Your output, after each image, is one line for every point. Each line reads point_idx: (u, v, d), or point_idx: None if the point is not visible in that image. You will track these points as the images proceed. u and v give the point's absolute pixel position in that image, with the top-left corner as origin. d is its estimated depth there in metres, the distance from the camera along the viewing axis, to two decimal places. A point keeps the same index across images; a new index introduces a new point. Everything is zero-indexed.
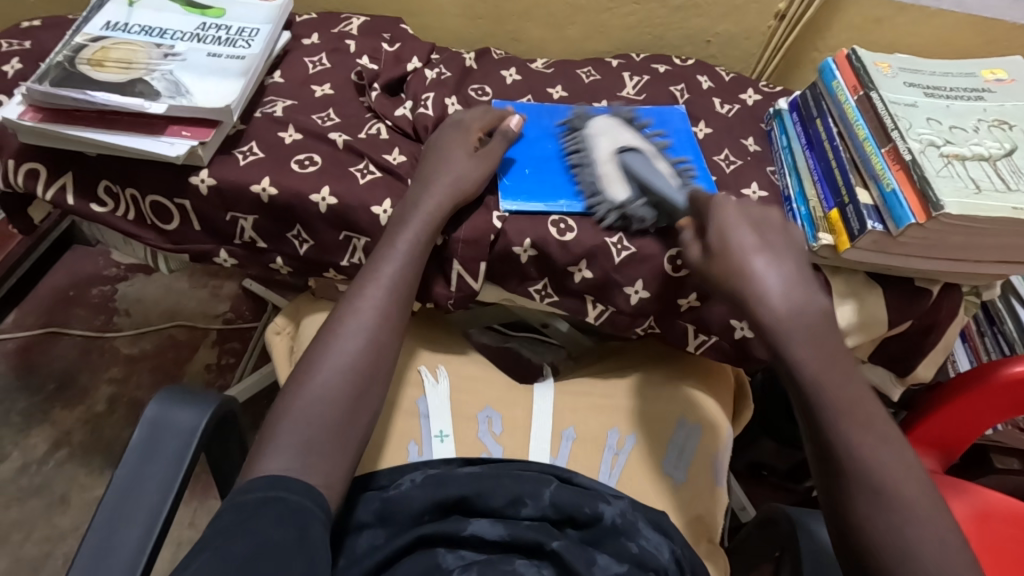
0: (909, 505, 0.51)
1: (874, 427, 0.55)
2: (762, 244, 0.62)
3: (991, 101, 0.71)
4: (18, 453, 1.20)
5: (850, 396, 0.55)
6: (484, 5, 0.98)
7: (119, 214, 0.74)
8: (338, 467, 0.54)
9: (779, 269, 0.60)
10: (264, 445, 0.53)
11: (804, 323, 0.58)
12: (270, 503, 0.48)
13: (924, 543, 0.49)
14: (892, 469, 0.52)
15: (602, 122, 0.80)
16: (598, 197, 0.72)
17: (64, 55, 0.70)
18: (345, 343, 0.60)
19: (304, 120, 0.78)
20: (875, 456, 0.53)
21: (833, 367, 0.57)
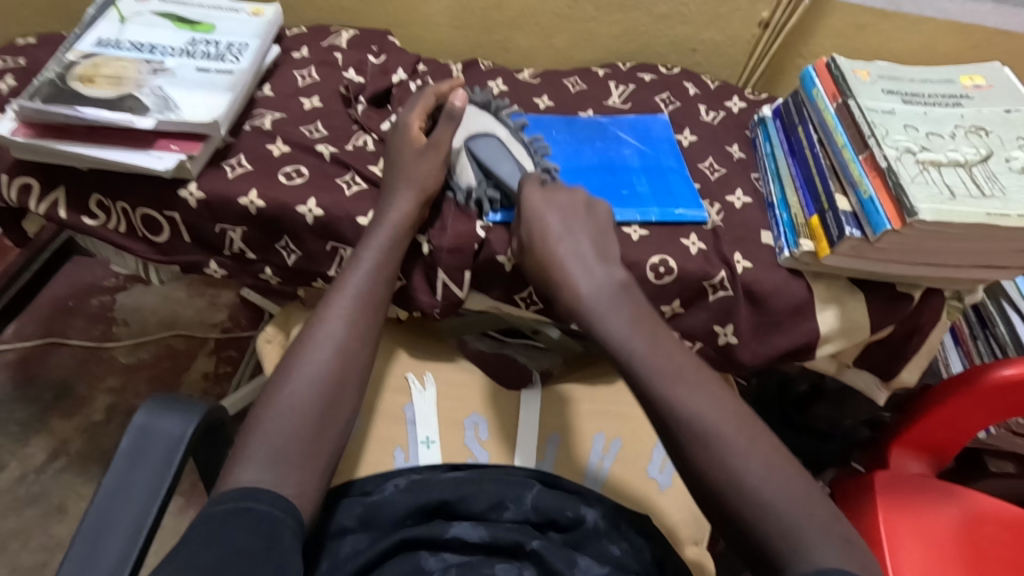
0: (731, 433, 0.54)
1: (686, 376, 0.58)
2: (563, 226, 0.67)
3: (970, 107, 0.72)
4: (16, 463, 1.21)
5: (666, 357, 0.59)
6: (472, 16, 0.99)
7: (111, 226, 0.75)
8: (313, 477, 0.55)
9: (574, 248, 0.66)
10: (241, 455, 0.54)
11: (607, 300, 0.63)
12: (239, 515, 0.48)
13: (753, 472, 0.52)
14: (715, 419, 0.55)
15: (469, 107, 0.78)
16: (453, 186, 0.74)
17: (55, 71, 0.71)
18: (322, 354, 0.61)
19: (292, 133, 0.79)
20: (695, 395, 0.56)
21: (646, 338, 0.60)
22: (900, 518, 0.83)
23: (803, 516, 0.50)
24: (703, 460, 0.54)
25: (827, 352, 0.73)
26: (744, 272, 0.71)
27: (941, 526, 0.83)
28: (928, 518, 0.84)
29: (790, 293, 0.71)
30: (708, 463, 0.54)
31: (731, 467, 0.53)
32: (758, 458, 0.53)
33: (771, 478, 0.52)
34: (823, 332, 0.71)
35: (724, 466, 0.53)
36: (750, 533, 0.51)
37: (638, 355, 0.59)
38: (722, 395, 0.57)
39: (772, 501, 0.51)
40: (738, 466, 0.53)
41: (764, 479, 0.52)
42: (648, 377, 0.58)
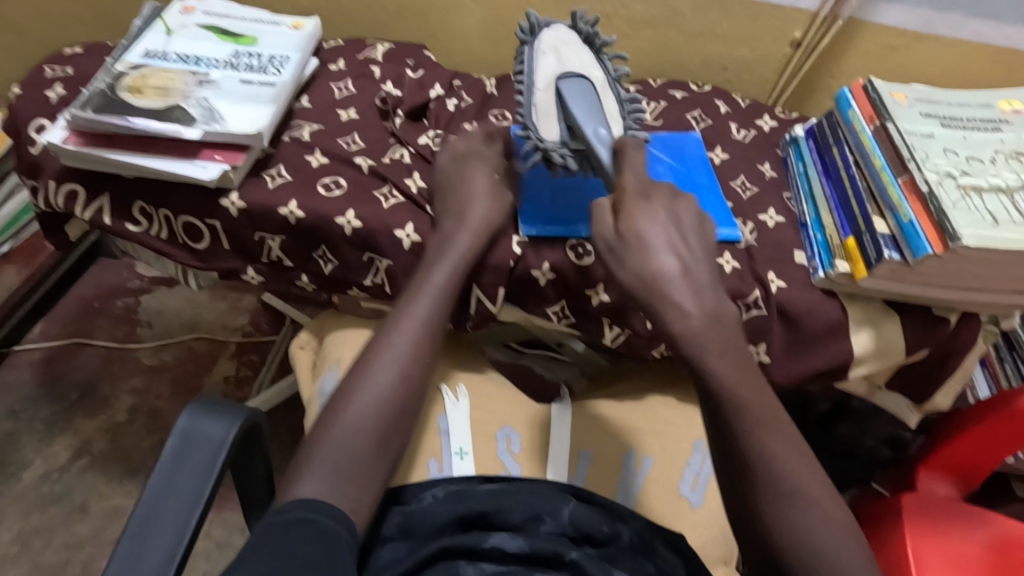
0: (817, 505, 0.53)
1: (779, 424, 0.56)
2: (671, 245, 0.62)
3: (1009, 131, 0.72)
4: (40, 461, 1.23)
5: (764, 401, 0.57)
6: (505, 31, 1.00)
7: (152, 232, 0.76)
8: (367, 492, 0.56)
9: (685, 271, 0.61)
10: (302, 470, 0.55)
11: (714, 338, 0.58)
12: (301, 523, 0.49)
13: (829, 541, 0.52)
14: (799, 478, 0.54)
15: (564, 42, 0.73)
16: (530, 131, 0.68)
17: (105, 82, 0.73)
18: (370, 369, 0.61)
19: (330, 144, 0.80)
20: (788, 447, 0.55)
21: (749, 380, 0.58)
22: (929, 542, 0.82)
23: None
24: (781, 517, 0.53)
25: (860, 374, 0.73)
26: (778, 291, 0.71)
27: (969, 550, 0.82)
28: (956, 542, 0.83)
29: (824, 313, 0.71)
30: (785, 521, 0.52)
31: (810, 537, 0.52)
32: (833, 524, 0.53)
33: (843, 545, 0.52)
34: (856, 353, 0.71)
35: (801, 527, 0.52)
36: None
37: (743, 398, 0.56)
38: (803, 450, 0.56)
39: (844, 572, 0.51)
40: (818, 533, 0.52)
41: (837, 546, 0.52)
42: (749, 413, 0.56)
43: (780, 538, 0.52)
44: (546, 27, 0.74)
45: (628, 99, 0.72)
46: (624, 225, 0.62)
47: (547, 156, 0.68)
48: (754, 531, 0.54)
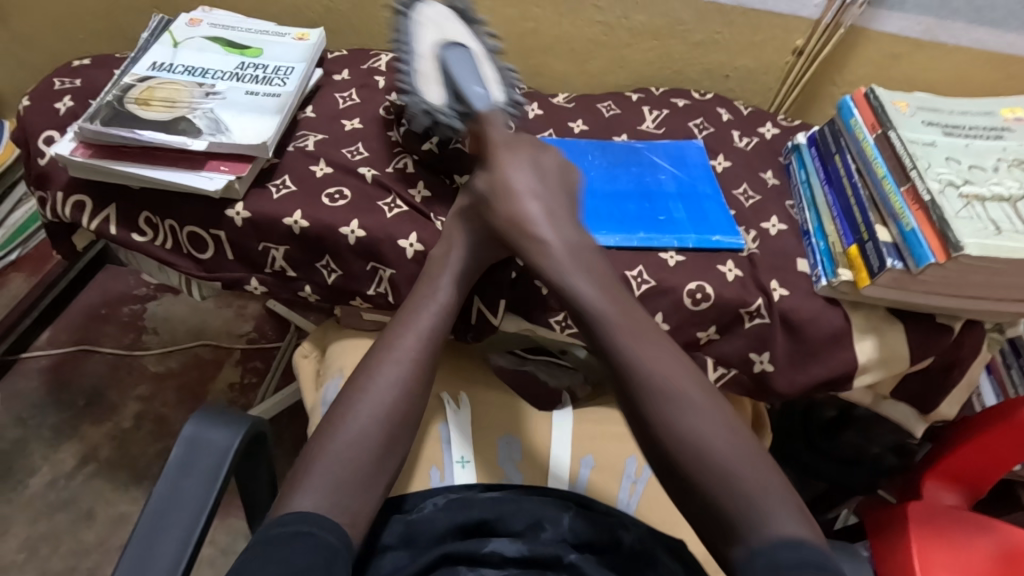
0: (702, 409, 0.58)
1: (658, 344, 0.62)
2: (536, 189, 0.69)
3: (1011, 140, 0.72)
4: (47, 468, 1.24)
5: (642, 324, 0.62)
6: (508, 40, 1.01)
7: (158, 242, 0.77)
8: (365, 505, 0.56)
9: (549, 212, 0.68)
10: (302, 482, 0.55)
11: (581, 263, 0.65)
12: (295, 537, 0.50)
13: (713, 436, 0.56)
14: (669, 376, 0.59)
15: (448, 20, 0.80)
16: (412, 94, 0.74)
17: (113, 94, 0.74)
18: (377, 380, 0.62)
19: (334, 155, 0.81)
20: (671, 364, 0.60)
21: (618, 298, 0.64)
22: (935, 552, 0.82)
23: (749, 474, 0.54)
24: (661, 414, 0.58)
25: (865, 382, 0.72)
26: (780, 300, 0.71)
27: (976, 561, 0.81)
28: (964, 553, 0.82)
29: (827, 321, 0.71)
30: (656, 418, 0.58)
31: (699, 444, 0.56)
32: (713, 419, 0.57)
33: (725, 437, 0.57)
34: (861, 362, 0.71)
35: (677, 422, 0.57)
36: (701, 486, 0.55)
37: (618, 327, 0.62)
38: (680, 355, 0.62)
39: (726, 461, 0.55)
40: (696, 427, 0.57)
41: (717, 437, 0.56)
42: (625, 340, 0.61)
43: (676, 450, 0.56)
44: (421, 2, 0.80)
45: (503, 70, 0.79)
46: (486, 178, 0.70)
47: (433, 117, 0.73)
48: (655, 450, 0.58)
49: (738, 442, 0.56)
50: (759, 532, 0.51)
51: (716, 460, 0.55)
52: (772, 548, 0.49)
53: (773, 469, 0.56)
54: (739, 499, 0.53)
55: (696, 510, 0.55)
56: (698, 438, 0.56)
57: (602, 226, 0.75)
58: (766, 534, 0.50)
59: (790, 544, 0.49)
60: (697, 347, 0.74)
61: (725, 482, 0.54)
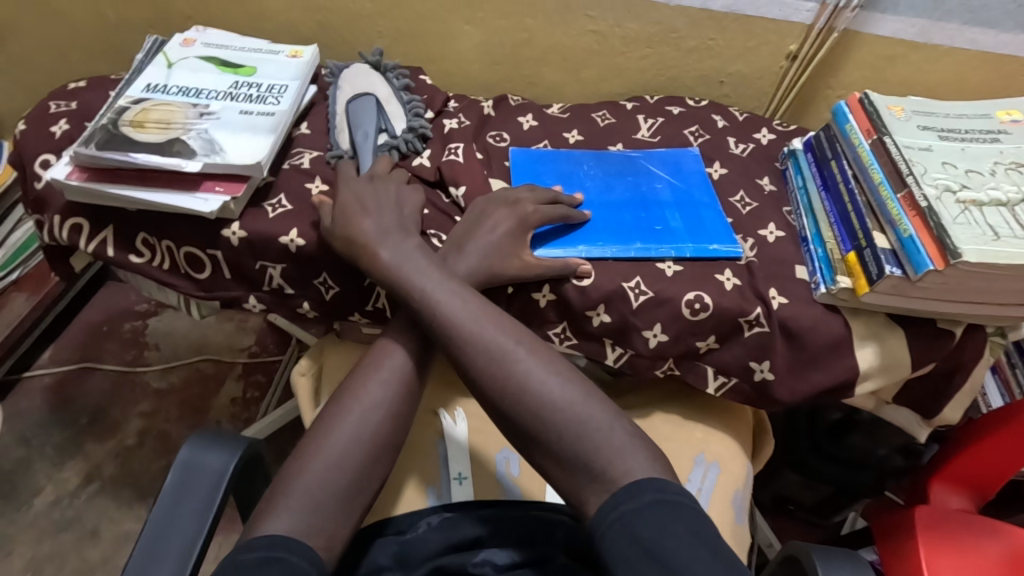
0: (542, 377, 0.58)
1: (481, 311, 0.64)
2: (369, 200, 0.72)
3: (1008, 142, 0.71)
4: (52, 486, 1.24)
5: (474, 308, 0.63)
6: (502, 51, 1.01)
7: (155, 263, 0.77)
8: (345, 528, 0.55)
9: (378, 214, 0.70)
10: (277, 503, 0.54)
11: (408, 251, 0.68)
12: (269, 562, 0.48)
13: (548, 390, 0.57)
14: (497, 344, 0.61)
15: (367, 74, 0.89)
16: (331, 146, 0.83)
17: (107, 117, 0.74)
18: (375, 399, 0.62)
19: (330, 172, 0.81)
20: (505, 343, 0.61)
21: (442, 278, 0.66)
22: (941, 556, 0.81)
23: (587, 420, 0.55)
24: (496, 384, 0.59)
25: (866, 390, 0.72)
26: (779, 308, 0.71)
27: (987, 566, 0.80)
28: (973, 560, 0.81)
29: (828, 329, 0.70)
30: (493, 391, 0.59)
31: (542, 417, 0.56)
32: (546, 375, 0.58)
33: (561, 390, 0.57)
34: (861, 369, 0.71)
35: (510, 390, 0.58)
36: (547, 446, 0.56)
37: (454, 315, 0.63)
38: (505, 322, 0.63)
39: (563, 413, 0.56)
40: (531, 389, 0.58)
41: (553, 392, 0.57)
42: (459, 328, 0.62)
43: (523, 428, 0.57)
44: (347, 67, 0.90)
45: (409, 102, 0.87)
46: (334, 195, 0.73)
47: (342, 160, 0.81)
48: (503, 422, 0.60)
49: (581, 398, 0.57)
50: (608, 479, 0.52)
51: (549, 413, 0.56)
52: (617, 491, 0.50)
53: (611, 414, 0.57)
54: (581, 452, 0.54)
55: (553, 473, 0.56)
56: (535, 399, 0.57)
57: (598, 236, 0.75)
58: (616, 479, 0.51)
59: (635, 484, 0.50)
60: (696, 356, 0.73)
61: (572, 443, 0.55)
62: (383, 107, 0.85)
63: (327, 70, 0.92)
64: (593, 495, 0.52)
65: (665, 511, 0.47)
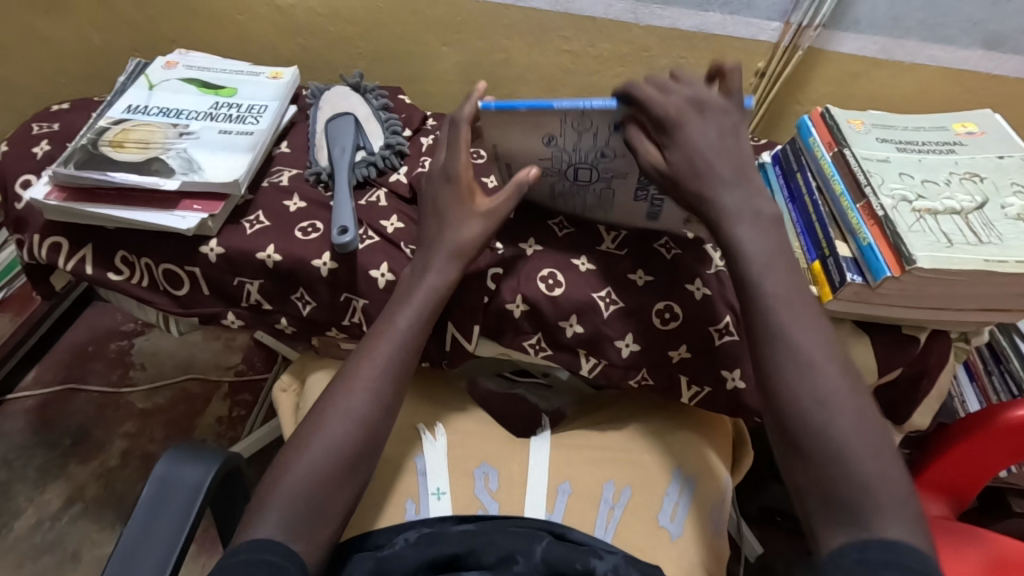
0: (837, 389, 0.54)
1: (802, 308, 0.58)
2: (721, 150, 0.62)
3: (963, 153, 0.74)
4: (33, 509, 1.22)
5: (790, 286, 0.58)
6: (480, 71, 1.04)
7: (134, 281, 0.78)
8: (322, 538, 0.57)
9: (727, 172, 0.61)
10: (260, 510, 0.57)
11: (752, 216, 0.60)
12: (257, 563, 0.51)
13: (845, 420, 0.53)
14: (811, 346, 0.56)
15: (344, 90, 0.91)
16: (309, 163, 0.84)
17: (88, 138, 0.76)
18: (341, 424, 0.62)
19: (308, 189, 0.82)
20: (818, 349, 0.56)
21: (772, 252, 0.59)
22: None
23: (874, 465, 0.52)
24: (799, 384, 0.55)
25: None
26: None
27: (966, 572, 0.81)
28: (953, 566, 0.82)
29: None
30: (791, 388, 0.55)
31: (827, 432, 0.53)
32: (851, 402, 0.54)
33: (858, 420, 0.53)
34: None
35: (803, 394, 0.54)
36: (824, 470, 0.52)
37: (762, 283, 0.58)
38: (814, 322, 0.57)
39: (852, 449, 0.52)
40: (831, 410, 0.54)
41: (851, 422, 0.53)
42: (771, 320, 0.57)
43: (799, 420, 0.54)
44: (326, 89, 0.92)
45: (387, 120, 0.89)
46: (700, 123, 0.63)
47: (321, 177, 0.82)
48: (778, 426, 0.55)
49: (870, 433, 0.53)
50: (872, 529, 0.49)
51: (842, 438, 0.52)
52: (868, 545, 0.49)
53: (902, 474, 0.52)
54: (851, 480, 0.51)
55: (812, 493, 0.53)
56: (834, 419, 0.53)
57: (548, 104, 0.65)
58: (878, 527, 0.49)
59: (910, 547, 0.48)
60: (669, 366, 0.74)
61: (842, 461, 0.52)
62: (365, 124, 0.88)
63: (307, 92, 0.94)
64: (837, 527, 0.51)
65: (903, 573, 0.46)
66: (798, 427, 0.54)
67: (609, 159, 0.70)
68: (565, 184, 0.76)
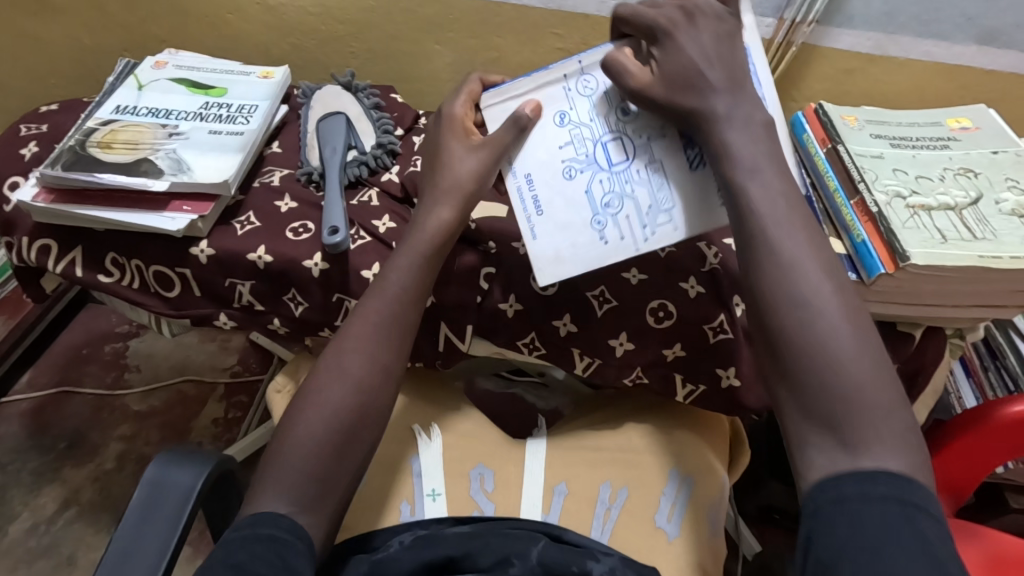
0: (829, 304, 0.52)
1: (794, 222, 0.55)
2: (716, 63, 0.59)
3: (957, 149, 0.74)
4: (27, 513, 1.22)
5: (784, 200, 0.56)
6: (473, 70, 1.03)
7: (125, 283, 0.77)
8: (330, 505, 0.57)
9: (721, 84, 0.58)
10: (263, 484, 0.56)
11: (745, 129, 0.57)
12: (259, 539, 0.51)
13: (836, 334, 0.51)
14: (802, 261, 0.53)
15: (334, 88, 0.90)
16: (300, 163, 0.84)
17: (76, 139, 0.75)
18: (336, 392, 0.61)
19: (299, 190, 0.82)
20: (808, 263, 0.53)
21: (764, 168, 0.56)
22: None
23: (863, 383, 0.49)
24: (788, 296, 0.52)
25: None
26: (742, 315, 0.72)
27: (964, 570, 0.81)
28: None
29: None
30: (779, 301, 0.53)
31: (816, 348, 0.51)
32: (841, 317, 0.52)
33: (849, 336, 0.51)
34: None
35: (792, 309, 0.52)
36: (812, 386, 0.50)
37: (752, 195, 0.55)
38: (808, 237, 0.55)
39: (841, 364, 0.50)
40: (820, 325, 0.51)
41: (842, 338, 0.51)
42: (759, 233, 0.55)
43: (787, 335, 0.52)
44: (317, 88, 0.91)
45: (379, 119, 0.88)
46: (688, 41, 0.60)
47: (313, 178, 0.82)
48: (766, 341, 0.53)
49: (863, 347, 0.51)
50: (859, 450, 0.47)
51: (832, 352, 0.50)
52: (848, 469, 0.47)
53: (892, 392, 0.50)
54: (839, 400, 0.49)
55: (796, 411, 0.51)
56: (823, 333, 0.51)
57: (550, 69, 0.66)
58: (864, 447, 0.47)
59: (894, 475, 0.46)
60: (664, 365, 0.74)
61: (834, 380, 0.49)
62: (356, 124, 0.87)
63: (298, 92, 0.93)
64: (823, 450, 0.49)
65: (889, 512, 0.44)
66: (788, 345, 0.51)
67: (632, 117, 0.64)
68: (603, 183, 0.65)
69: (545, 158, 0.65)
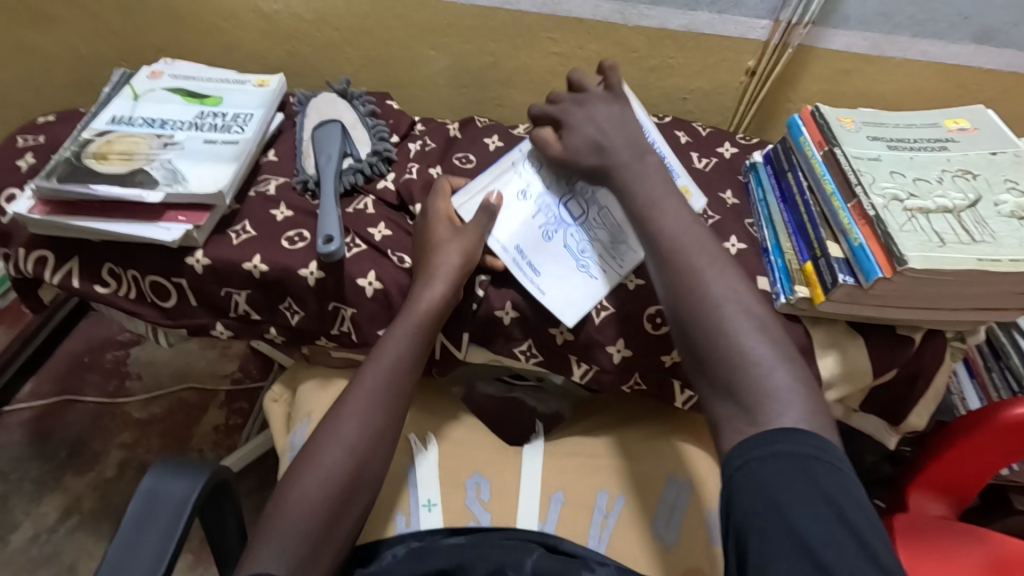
0: (722, 295, 0.59)
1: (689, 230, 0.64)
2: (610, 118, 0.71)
3: (955, 150, 0.73)
4: (29, 522, 1.22)
5: (679, 214, 0.64)
6: (469, 75, 1.03)
7: (121, 293, 0.77)
8: (324, 566, 0.57)
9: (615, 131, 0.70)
10: (257, 548, 0.55)
11: (638, 159, 0.68)
12: None
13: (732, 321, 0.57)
14: (695, 261, 0.61)
15: (330, 96, 0.91)
16: (297, 171, 0.84)
17: (71, 150, 0.75)
18: (333, 457, 0.61)
19: (295, 198, 0.81)
20: (700, 261, 0.61)
21: (656, 188, 0.66)
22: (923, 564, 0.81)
23: (760, 359, 0.55)
24: (685, 293, 0.60)
25: (833, 399, 0.72)
26: None
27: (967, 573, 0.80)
28: (953, 566, 0.81)
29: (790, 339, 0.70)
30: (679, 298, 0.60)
31: (719, 338, 0.56)
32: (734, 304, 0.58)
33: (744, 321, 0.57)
34: (824, 378, 0.70)
35: (691, 307, 0.59)
36: (720, 371, 0.55)
37: (656, 212, 0.64)
38: (702, 242, 0.63)
39: (741, 348, 0.56)
40: (717, 313, 0.58)
41: (739, 324, 0.57)
42: (659, 238, 0.63)
43: (692, 328, 0.58)
44: (313, 96, 0.91)
45: (374, 126, 0.88)
46: (581, 112, 0.72)
47: (310, 187, 0.82)
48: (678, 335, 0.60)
49: (760, 329, 0.57)
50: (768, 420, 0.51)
51: (732, 337, 0.56)
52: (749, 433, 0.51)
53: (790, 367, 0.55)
54: (746, 380, 0.54)
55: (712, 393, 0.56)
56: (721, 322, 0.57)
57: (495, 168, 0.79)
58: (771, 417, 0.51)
59: (784, 429, 0.50)
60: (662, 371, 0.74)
61: (737, 359, 0.55)
62: (352, 130, 0.87)
63: (293, 100, 0.93)
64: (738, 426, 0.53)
65: (789, 463, 0.48)
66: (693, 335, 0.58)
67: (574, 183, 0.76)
68: (575, 235, 0.74)
69: (523, 226, 0.74)
